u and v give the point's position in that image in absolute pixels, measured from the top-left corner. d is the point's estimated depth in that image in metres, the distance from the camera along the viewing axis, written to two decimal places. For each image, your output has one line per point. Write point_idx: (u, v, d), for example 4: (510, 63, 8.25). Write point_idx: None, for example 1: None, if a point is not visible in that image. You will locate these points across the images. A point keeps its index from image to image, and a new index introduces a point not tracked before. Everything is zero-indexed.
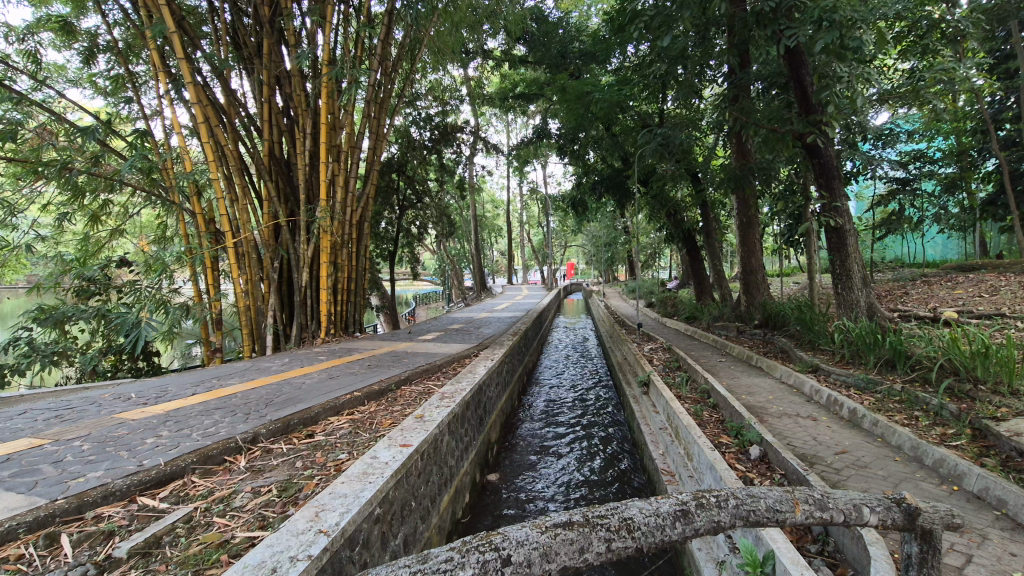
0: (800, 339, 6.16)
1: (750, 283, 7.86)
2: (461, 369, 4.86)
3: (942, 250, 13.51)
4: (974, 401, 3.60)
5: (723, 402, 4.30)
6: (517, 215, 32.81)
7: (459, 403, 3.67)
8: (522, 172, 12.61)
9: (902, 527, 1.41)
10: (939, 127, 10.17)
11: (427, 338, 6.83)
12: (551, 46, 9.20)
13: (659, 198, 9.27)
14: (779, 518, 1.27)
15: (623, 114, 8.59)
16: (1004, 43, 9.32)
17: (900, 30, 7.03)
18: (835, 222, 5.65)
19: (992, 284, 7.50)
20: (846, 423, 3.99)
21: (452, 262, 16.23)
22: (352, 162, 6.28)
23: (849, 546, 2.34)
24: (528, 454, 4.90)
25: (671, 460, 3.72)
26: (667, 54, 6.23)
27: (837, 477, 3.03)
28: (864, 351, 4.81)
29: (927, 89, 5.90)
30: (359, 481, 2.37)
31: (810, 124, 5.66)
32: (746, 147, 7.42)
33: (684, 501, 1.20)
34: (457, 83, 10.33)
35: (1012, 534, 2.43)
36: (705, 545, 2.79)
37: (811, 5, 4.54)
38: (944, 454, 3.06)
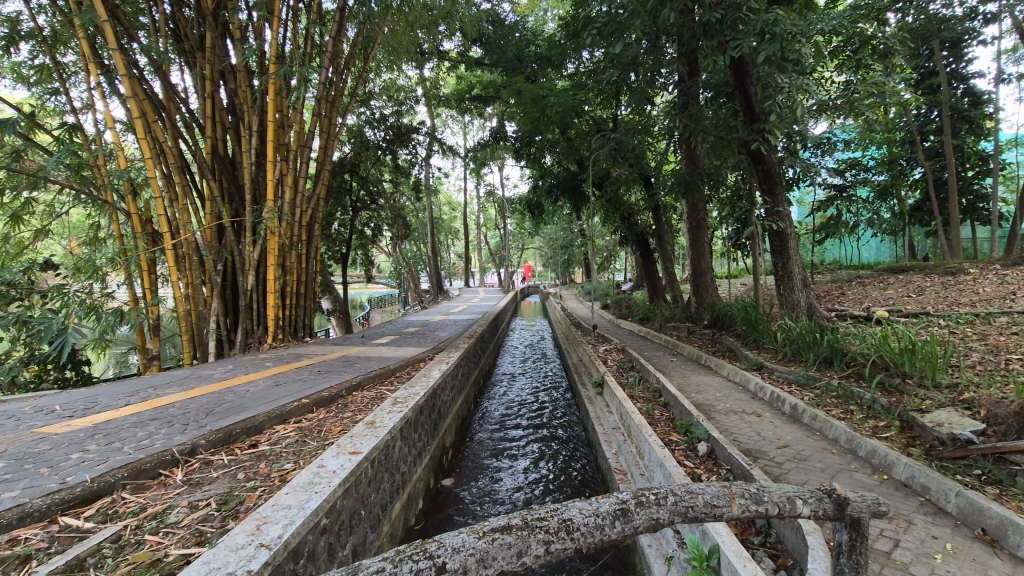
0: (746, 339, 6.40)
1: (700, 285, 8.12)
2: (414, 373, 4.79)
3: (876, 252, 14.37)
4: (903, 394, 3.84)
5: (674, 400, 4.42)
6: (474, 216, 32.68)
7: (412, 408, 3.62)
8: (479, 174, 12.56)
9: (832, 517, 1.48)
10: (871, 137, 10.81)
11: (380, 341, 6.70)
12: (507, 49, 9.19)
13: (614, 202, 9.45)
14: (716, 513, 1.30)
15: (578, 118, 8.74)
16: (929, 60, 9.99)
17: (836, 45, 7.45)
18: (777, 226, 5.91)
19: (919, 285, 8.03)
20: (787, 418, 4.17)
21: (408, 264, 16.02)
22: (302, 162, 6.11)
23: (789, 536, 2.44)
24: (483, 458, 4.89)
25: (624, 458, 3.78)
26: (620, 61, 6.36)
27: (779, 470, 3.16)
28: (804, 349, 5.04)
29: (861, 101, 6.26)
30: (304, 492, 2.29)
31: (754, 132, 5.91)
32: (696, 153, 7.67)
33: (623, 500, 1.22)
34: (412, 83, 10.21)
35: (934, 518, 2.60)
36: (655, 541, 2.85)
37: (754, 17, 4.74)
38: (876, 445, 3.24)
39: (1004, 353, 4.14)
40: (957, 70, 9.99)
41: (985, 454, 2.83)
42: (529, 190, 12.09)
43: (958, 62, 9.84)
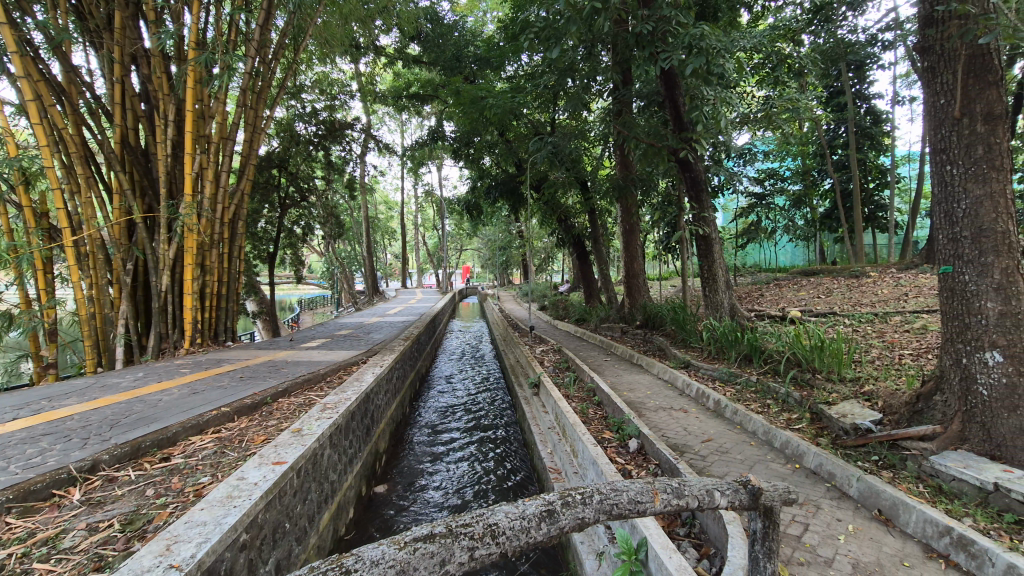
0: (674, 338, 6.68)
1: (633, 286, 8.40)
2: (346, 377, 4.64)
3: (791, 257, 15.47)
4: (813, 388, 4.14)
5: (607, 399, 4.54)
6: (412, 217, 32.12)
7: (342, 414, 3.50)
8: (417, 174, 12.35)
9: (748, 507, 1.55)
10: (788, 149, 11.60)
11: (311, 345, 6.43)
12: (445, 48, 9.08)
13: (551, 204, 9.59)
14: (640, 509, 1.33)
15: (516, 121, 8.81)
16: (837, 81, 10.87)
17: (756, 62, 7.96)
18: (703, 231, 6.22)
19: (828, 287, 8.70)
20: (711, 413, 4.39)
21: (341, 265, 15.52)
22: (224, 155, 5.77)
23: (712, 526, 2.57)
24: (418, 462, 4.82)
25: (558, 457, 3.83)
26: (557, 67, 6.50)
27: (703, 463, 3.32)
28: (727, 347, 5.32)
29: (778, 115, 6.71)
30: (221, 506, 2.15)
31: (682, 141, 6.20)
32: (629, 159, 7.94)
33: (550, 501, 1.23)
34: (347, 78, 9.89)
35: (838, 502, 2.82)
36: (586, 537, 2.90)
37: (682, 32, 4.98)
38: (789, 436, 3.48)
39: (898, 349, 4.57)
40: (861, 90, 11.05)
41: (882, 441, 3.10)
42: (467, 191, 12.02)
43: (863, 83, 10.89)
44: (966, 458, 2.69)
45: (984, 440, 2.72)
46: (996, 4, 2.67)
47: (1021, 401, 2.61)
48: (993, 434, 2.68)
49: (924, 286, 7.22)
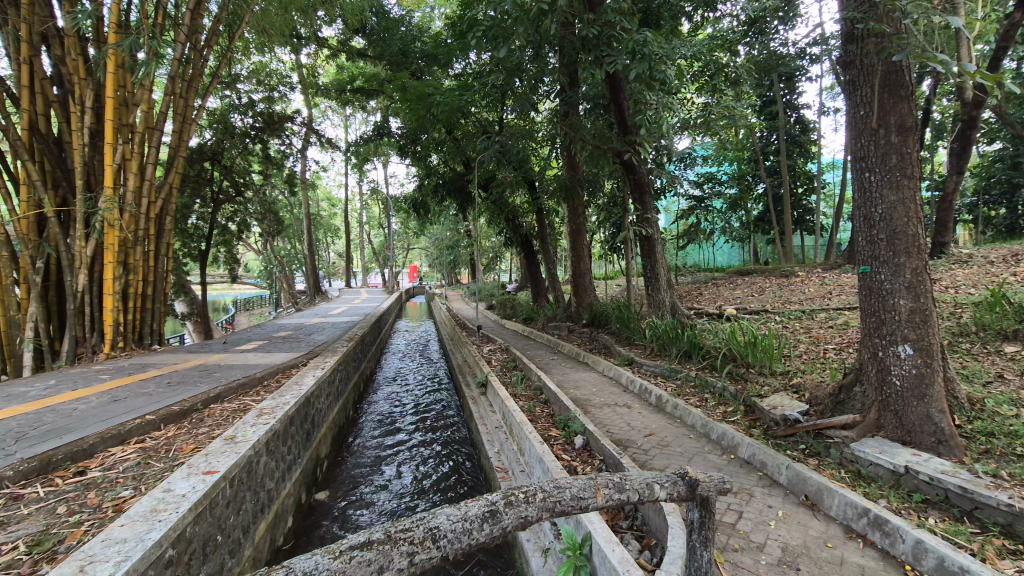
0: (619, 336, 6.86)
1: (580, 285, 8.53)
2: (285, 381, 4.45)
3: (727, 257, 16.21)
4: (747, 382, 4.35)
5: (554, 398, 4.58)
6: (356, 215, 31.28)
7: (280, 419, 3.36)
8: (362, 170, 12.03)
9: (686, 498, 1.60)
10: (725, 155, 12.15)
11: (247, 347, 6.12)
12: (391, 42, 8.86)
13: (499, 203, 9.60)
14: (583, 505, 1.35)
15: (464, 120, 8.76)
16: (769, 91, 11.49)
17: (696, 70, 8.31)
18: (647, 231, 6.42)
19: (760, 286, 9.18)
20: (653, 408, 4.53)
21: (280, 264, 14.90)
22: (150, 146, 5.41)
23: (653, 518, 2.64)
24: (362, 467, 4.70)
25: (505, 457, 3.83)
26: (505, 67, 6.51)
27: (645, 457, 3.41)
28: (668, 344, 5.51)
29: (716, 121, 7.02)
30: (144, 521, 2.01)
31: (627, 143, 6.36)
32: (576, 161, 8.08)
33: (493, 501, 1.22)
34: (286, 68, 9.49)
35: (770, 489, 2.98)
36: (532, 535, 2.91)
37: (626, 37, 5.11)
38: (725, 428, 3.64)
39: (822, 344, 4.88)
40: (791, 100, 11.73)
41: (808, 430, 3.30)
42: (414, 189, 11.82)
43: (793, 93, 11.55)
44: (882, 445, 2.92)
45: (896, 427, 2.96)
46: (908, 24, 2.89)
47: (927, 390, 2.87)
48: (905, 421, 2.92)
49: (845, 285, 7.77)
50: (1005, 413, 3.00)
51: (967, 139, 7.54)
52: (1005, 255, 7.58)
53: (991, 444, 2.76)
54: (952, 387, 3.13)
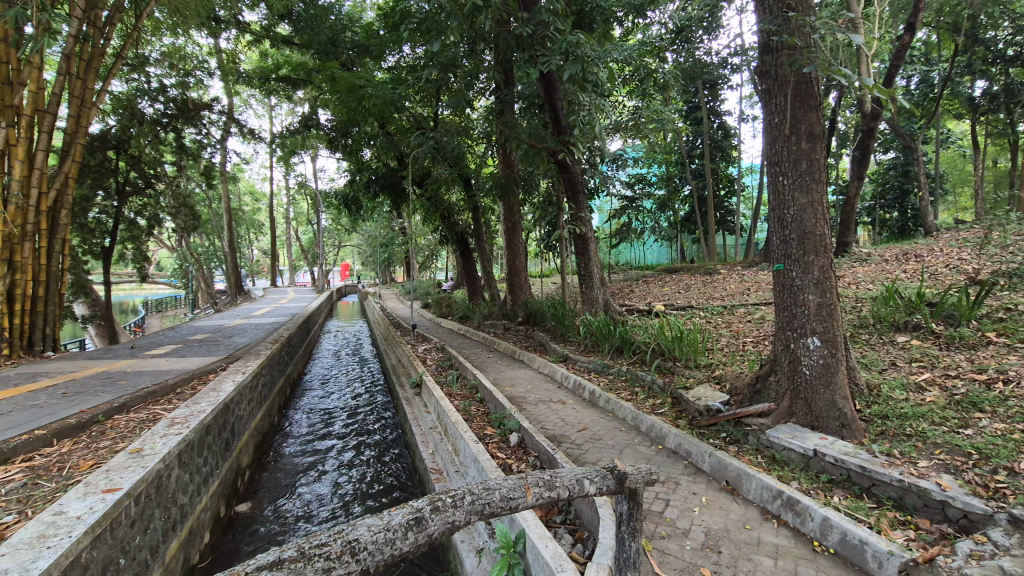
0: (554, 333, 6.96)
1: (515, 284, 8.57)
2: (201, 387, 4.15)
3: (657, 255, 16.85)
4: (674, 374, 4.55)
5: (489, 396, 4.58)
6: (283, 211, 29.78)
7: (194, 429, 3.12)
8: (289, 163, 11.44)
9: (614, 490, 1.63)
10: (655, 157, 12.62)
11: (158, 352, 5.65)
12: (319, 31, 8.46)
13: (434, 200, 9.46)
14: (512, 505, 1.35)
15: (397, 114, 8.58)
16: (695, 98, 12.06)
17: (627, 75, 8.58)
18: (581, 230, 6.54)
19: (687, 283, 9.63)
20: (586, 403, 4.64)
21: (197, 262, 13.87)
22: (41, 131, 4.88)
23: (586, 511, 2.69)
24: (288, 475, 4.48)
25: (439, 457, 3.78)
26: (439, 62, 6.39)
27: (578, 451, 3.48)
28: (601, 340, 5.64)
29: (645, 125, 7.27)
30: (29, 549, 1.79)
31: (561, 143, 6.46)
32: (511, 159, 8.10)
33: (418, 507, 1.18)
34: (203, 52, 8.84)
35: (694, 477, 3.13)
36: (467, 535, 2.88)
37: (559, 38, 5.17)
38: (654, 420, 3.78)
39: (742, 337, 5.18)
40: (715, 107, 12.37)
41: (729, 419, 3.48)
42: (345, 184, 11.39)
43: (716, 100, 12.18)
44: (794, 430, 3.13)
45: (806, 413, 3.19)
46: (816, 40, 3.11)
47: (832, 378, 3.11)
48: (813, 407, 3.15)
49: (761, 281, 8.29)
50: (897, 397, 3.31)
51: (866, 148, 8.27)
52: (897, 254, 8.39)
53: (885, 426, 3.03)
54: (853, 375, 3.42)
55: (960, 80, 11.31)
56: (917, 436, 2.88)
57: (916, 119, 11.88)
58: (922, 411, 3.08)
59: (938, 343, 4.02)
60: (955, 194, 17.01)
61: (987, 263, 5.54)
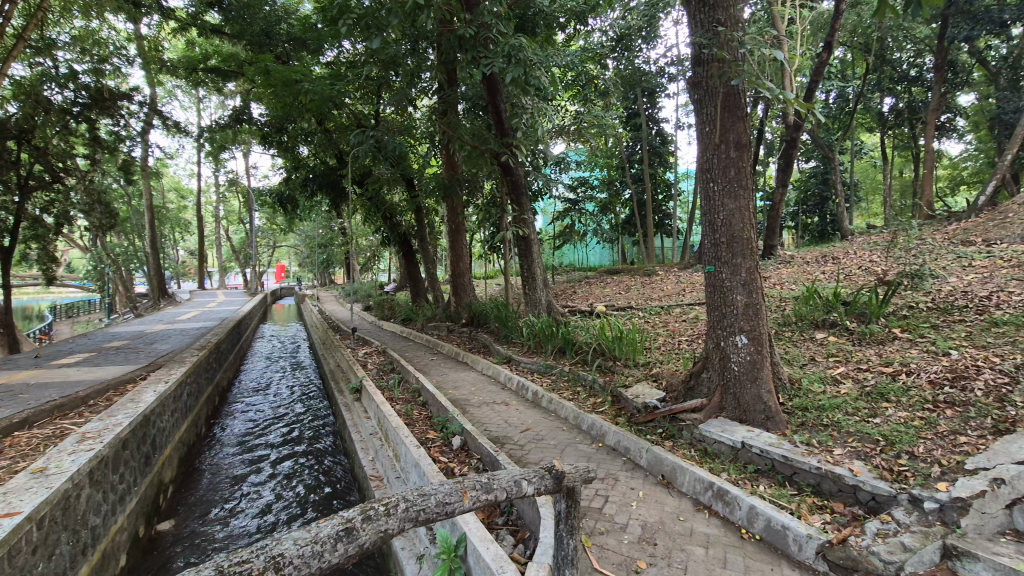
0: (498, 335, 6.97)
1: (459, 285, 8.51)
2: (117, 399, 3.85)
3: (599, 257, 17.23)
4: (614, 373, 4.67)
5: (431, 399, 4.53)
6: (212, 209, 28.10)
7: (108, 444, 2.90)
8: (219, 159, 10.82)
9: (552, 489, 1.65)
10: (596, 161, 12.91)
11: (67, 361, 5.19)
12: (251, 22, 8.08)
13: (375, 200, 9.24)
14: (449, 510, 1.34)
15: (336, 111, 8.35)
16: (634, 104, 12.45)
17: (569, 80, 8.75)
18: (524, 231, 6.60)
19: (627, 284, 9.91)
20: (529, 403, 4.68)
21: (114, 263, 12.83)
22: None
23: (527, 511, 2.71)
24: (217, 489, 4.25)
25: (379, 463, 3.71)
26: (379, 59, 6.26)
27: (521, 452, 3.51)
28: (544, 341, 5.71)
29: (587, 129, 7.44)
30: None
31: (504, 145, 6.51)
32: (455, 160, 8.05)
33: (349, 518, 1.15)
34: (121, 38, 8.20)
35: (632, 472, 3.22)
36: (407, 542, 2.82)
37: (501, 41, 5.22)
38: (594, 419, 3.87)
39: (678, 336, 5.39)
40: (653, 114, 12.84)
41: (665, 415, 3.62)
42: (279, 182, 10.91)
43: (654, 108, 12.65)
44: (724, 424, 3.30)
45: (735, 407, 3.36)
46: (743, 54, 3.30)
47: (758, 373, 3.31)
48: (741, 402, 3.33)
49: (696, 282, 8.66)
50: (816, 390, 3.55)
51: (789, 157, 8.81)
52: (817, 257, 9.00)
53: (805, 417, 3.25)
54: (777, 369, 3.63)
55: (871, 96, 12.31)
56: (832, 425, 3.10)
57: (833, 131, 12.81)
58: (837, 402, 3.31)
59: (851, 340, 4.35)
60: (867, 201, 18.44)
61: (894, 264, 6.04)
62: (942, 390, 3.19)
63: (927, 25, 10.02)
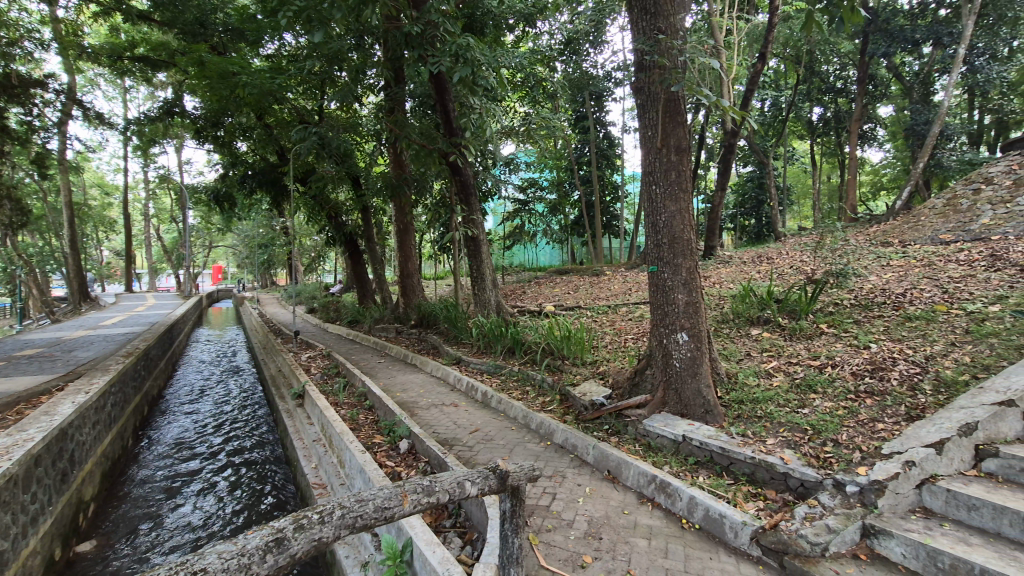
0: (447, 336, 6.92)
1: (407, 286, 8.38)
2: (29, 412, 3.55)
3: (549, 258, 17.42)
4: (562, 372, 4.74)
5: (378, 403, 4.44)
6: (140, 206, 26.29)
7: (17, 462, 2.67)
8: (147, 153, 10.16)
9: (497, 489, 1.65)
10: (546, 163, 13.04)
11: None
12: (183, 9, 7.66)
13: (319, 198, 8.97)
14: (387, 515, 1.32)
15: (277, 106, 8.04)
16: (582, 107, 12.67)
17: (518, 81, 8.80)
18: (473, 232, 6.59)
19: (576, 284, 10.08)
20: (479, 404, 4.67)
21: (26, 265, 11.77)
22: None
23: (474, 513, 2.70)
24: (144, 505, 3.99)
25: (323, 470, 3.60)
26: (322, 53, 6.07)
27: (470, 453, 3.50)
28: (494, 341, 5.71)
29: (536, 130, 7.51)
30: None
31: (452, 145, 6.48)
32: (402, 158, 7.93)
33: (280, 528, 1.12)
34: (33, 20, 7.54)
35: (580, 469, 3.28)
36: (352, 549, 2.75)
37: (449, 40, 5.19)
38: (542, 418, 3.91)
39: (624, 335, 5.54)
40: (600, 117, 13.12)
41: (611, 412, 3.70)
42: (215, 178, 10.36)
43: (601, 111, 12.93)
44: (666, 419, 3.42)
45: (677, 402, 3.49)
46: (683, 62, 3.44)
47: (698, 369, 3.44)
48: (682, 397, 3.46)
49: (641, 282, 8.92)
50: (751, 383, 3.74)
51: (727, 162, 9.21)
52: (753, 258, 9.45)
53: (741, 409, 3.41)
54: (715, 364, 3.79)
55: (801, 106, 13.06)
56: (766, 417, 3.27)
57: (768, 138, 13.50)
58: (770, 394, 3.50)
59: (783, 335, 4.61)
60: (798, 205, 19.56)
61: (821, 264, 6.43)
62: (863, 380, 3.44)
63: (851, 41, 10.73)
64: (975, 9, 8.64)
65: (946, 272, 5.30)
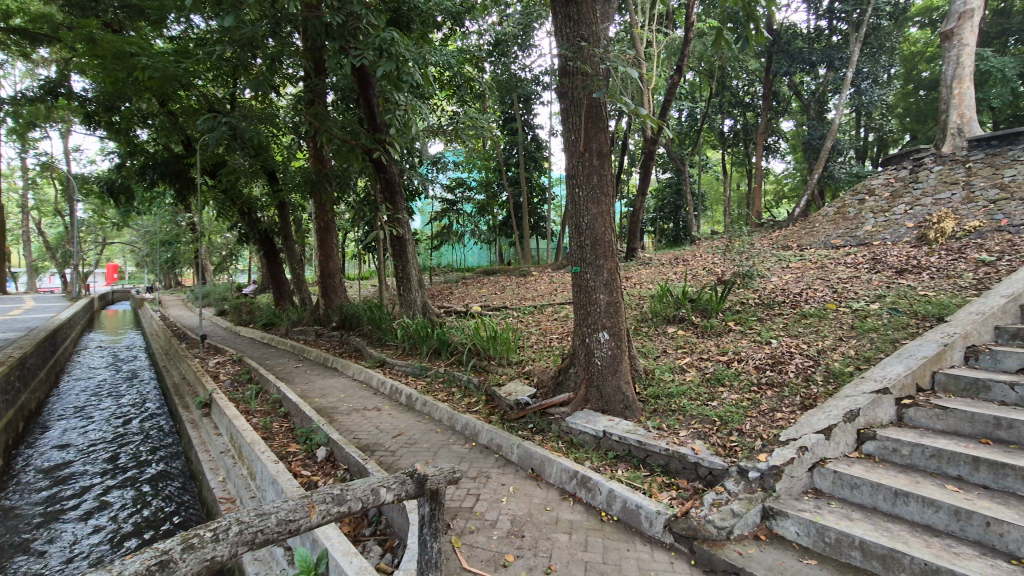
0: (371, 337, 6.72)
1: (329, 286, 8.05)
2: None
3: (477, 258, 17.41)
4: (487, 372, 4.74)
5: (294, 410, 4.23)
6: (16, 198, 23.31)
7: None
8: (24, 137, 9.04)
9: (415, 494, 1.61)
10: (474, 163, 13.03)
11: None
12: None
13: (231, 193, 8.40)
14: (292, 528, 1.25)
15: (182, 91, 7.45)
16: (509, 109, 12.78)
17: (446, 78, 8.71)
18: (398, 231, 6.44)
19: (503, 285, 10.14)
20: (403, 407, 4.58)
21: None
22: None
23: (395, 519, 2.64)
24: (18, 534, 3.56)
25: (231, 484, 3.39)
26: (233, 39, 5.68)
27: (392, 458, 3.42)
28: (419, 342, 5.61)
29: (463, 130, 7.47)
30: None
31: (376, 141, 6.31)
32: (323, 153, 7.60)
33: (166, 550, 1.04)
34: None
35: (504, 468, 3.30)
36: (262, 565, 2.60)
37: (372, 33, 5.02)
38: (468, 419, 3.90)
39: (549, 334, 5.63)
40: (528, 120, 13.29)
41: (535, 411, 3.75)
42: (108, 168, 9.41)
43: (529, 113, 13.12)
44: (588, 415, 3.52)
45: (598, 399, 3.60)
46: (605, 69, 3.50)
47: (618, 366, 3.58)
48: (604, 393, 3.57)
49: (567, 282, 9.13)
50: (666, 378, 3.94)
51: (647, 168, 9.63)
52: (670, 259, 9.95)
53: (657, 404, 3.58)
54: (634, 361, 3.94)
55: (714, 117, 13.91)
56: (679, 410, 3.45)
57: (684, 146, 14.29)
58: (683, 389, 3.69)
59: (695, 333, 4.89)
60: (711, 210, 20.83)
61: (730, 266, 6.88)
62: (764, 373, 3.73)
63: (757, 59, 11.63)
64: (861, 37, 9.63)
65: (836, 273, 5.86)
